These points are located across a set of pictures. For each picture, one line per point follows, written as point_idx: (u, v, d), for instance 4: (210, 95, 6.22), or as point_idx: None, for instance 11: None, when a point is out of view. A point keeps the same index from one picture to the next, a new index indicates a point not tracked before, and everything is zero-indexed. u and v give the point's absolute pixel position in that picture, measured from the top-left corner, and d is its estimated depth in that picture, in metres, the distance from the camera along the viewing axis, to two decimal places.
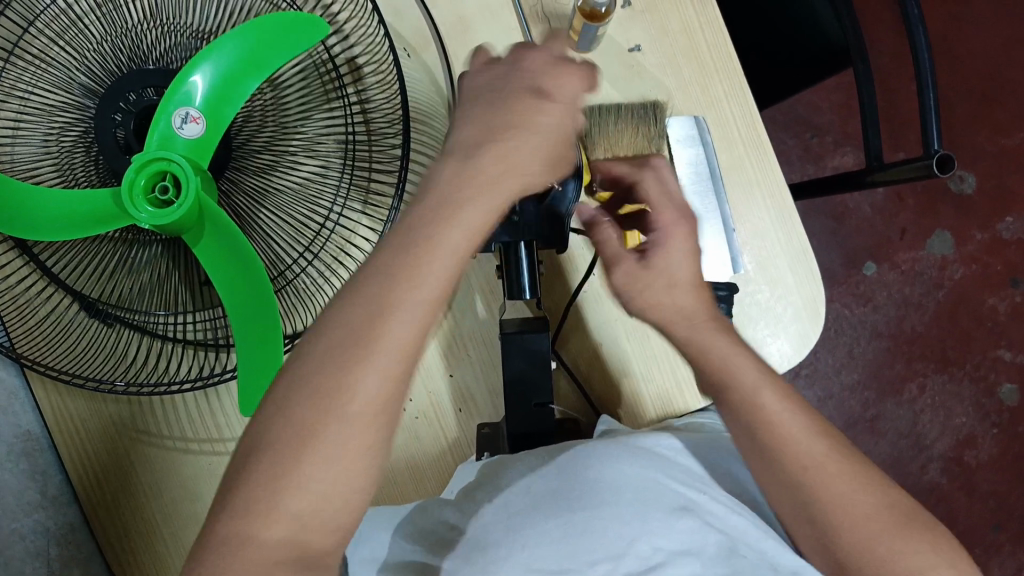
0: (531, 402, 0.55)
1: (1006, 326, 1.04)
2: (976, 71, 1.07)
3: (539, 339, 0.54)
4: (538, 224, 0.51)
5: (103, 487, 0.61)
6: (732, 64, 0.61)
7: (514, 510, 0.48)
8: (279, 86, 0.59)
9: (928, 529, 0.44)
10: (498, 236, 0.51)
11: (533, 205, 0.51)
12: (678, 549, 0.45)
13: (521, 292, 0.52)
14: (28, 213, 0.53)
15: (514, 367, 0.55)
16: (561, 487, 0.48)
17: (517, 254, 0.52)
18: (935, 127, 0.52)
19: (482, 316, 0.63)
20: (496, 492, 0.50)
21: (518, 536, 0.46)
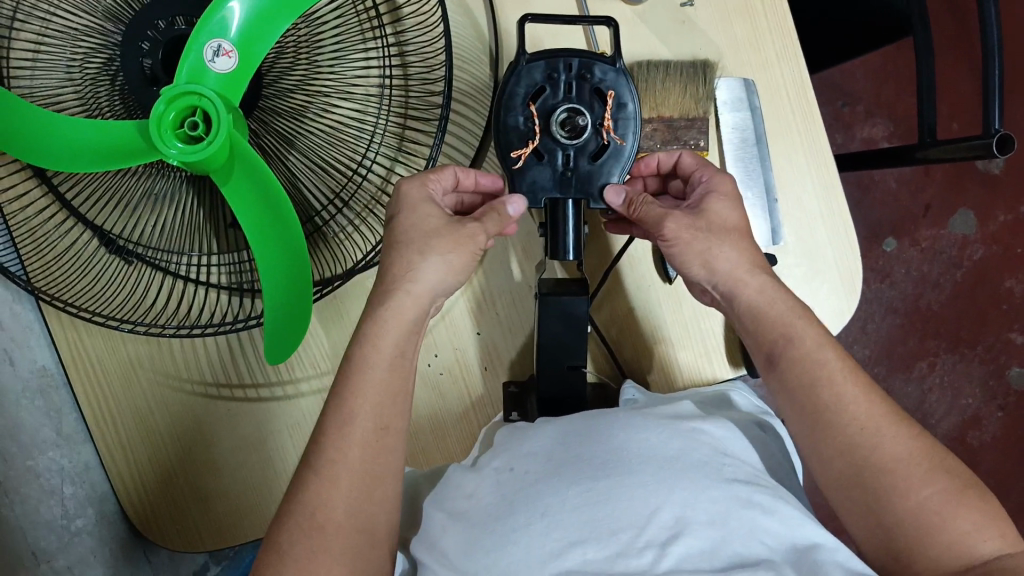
0: (564, 364, 0.55)
1: (1021, 310, 1.04)
2: (1016, 46, 1.04)
3: (577, 302, 0.53)
4: (590, 182, 0.50)
5: (120, 428, 0.60)
6: (787, 25, 0.59)
7: (535, 477, 0.47)
8: (314, 22, 0.55)
9: (935, 473, 0.42)
10: (547, 192, 0.50)
11: (588, 162, 0.50)
12: (702, 519, 0.44)
13: (564, 252, 0.50)
14: (51, 142, 0.51)
15: (549, 329, 0.54)
16: (583, 455, 0.47)
17: (563, 210, 0.50)
18: (997, 104, 0.51)
19: (516, 277, 0.61)
20: (514, 458, 0.50)
21: (537, 506, 0.45)
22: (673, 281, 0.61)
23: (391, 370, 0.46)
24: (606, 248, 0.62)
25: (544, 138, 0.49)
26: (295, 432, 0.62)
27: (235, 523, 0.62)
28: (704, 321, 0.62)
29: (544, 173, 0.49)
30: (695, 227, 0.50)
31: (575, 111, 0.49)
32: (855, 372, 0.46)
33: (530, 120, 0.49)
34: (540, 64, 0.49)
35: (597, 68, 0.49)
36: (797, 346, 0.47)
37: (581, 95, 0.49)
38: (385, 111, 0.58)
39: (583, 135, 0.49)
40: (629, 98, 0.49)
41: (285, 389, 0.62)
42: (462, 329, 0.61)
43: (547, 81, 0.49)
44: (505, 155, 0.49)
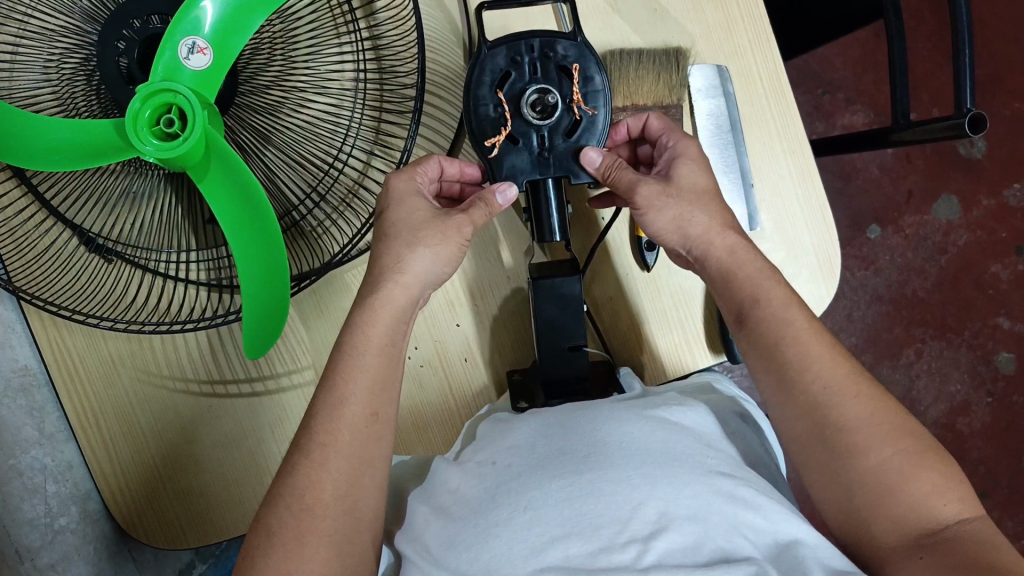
0: (564, 346, 0.55)
1: (1007, 295, 1.04)
2: (994, 33, 1.04)
3: (571, 282, 0.54)
4: (569, 160, 0.50)
5: (102, 425, 0.61)
6: (759, 13, 0.60)
7: (518, 471, 0.47)
8: (288, 17, 0.56)
9: (897, 434, 0.43)
10: (527, 175, 0.50)
11: (563, 139, 0.50)
12: (685, 513, 0.43)
13: (551, 234, 0.50)
14: (26, 143, 0.51)
15: (544, 311, 0.55)
16: (566, 448, 0.47)
17: (545, 193, 0.50)
18: (967, 85, 0.51)
19: (502, 262, 0.62)
20: (499, 452, 0.49)
21: (520, 499, 0.45)
22: (651, 269, 0.62)
23: (371, 356, 0.47)
24: (587, 236, 0.63)
25: (517, 122, 0.49)
26: (276, 426, 0.62)
27: (218, 519, 0.62)
28: (683, 309, 0.62)
29: (523, 157, 0.50)
30: (667, 193, 0.50)
31: (544, 90, 0.49)
32: (821, 343, 0.46)
33: (500, 106, 0.50)
34: (502, 50, 0.49)
35: (559, 46, 0.49)
36: (763, 308, 0.48)
37: (547, 73, 0.49)
38: (360, 105, 0.58)
39: (554, 113, 0.49)
40: (594, 69, 0.50)
41: (266, 385, 0.62)
42: (449, 317, 0.61)
43: (511, 65, 0.49)
44: (481, 144, 0.50)
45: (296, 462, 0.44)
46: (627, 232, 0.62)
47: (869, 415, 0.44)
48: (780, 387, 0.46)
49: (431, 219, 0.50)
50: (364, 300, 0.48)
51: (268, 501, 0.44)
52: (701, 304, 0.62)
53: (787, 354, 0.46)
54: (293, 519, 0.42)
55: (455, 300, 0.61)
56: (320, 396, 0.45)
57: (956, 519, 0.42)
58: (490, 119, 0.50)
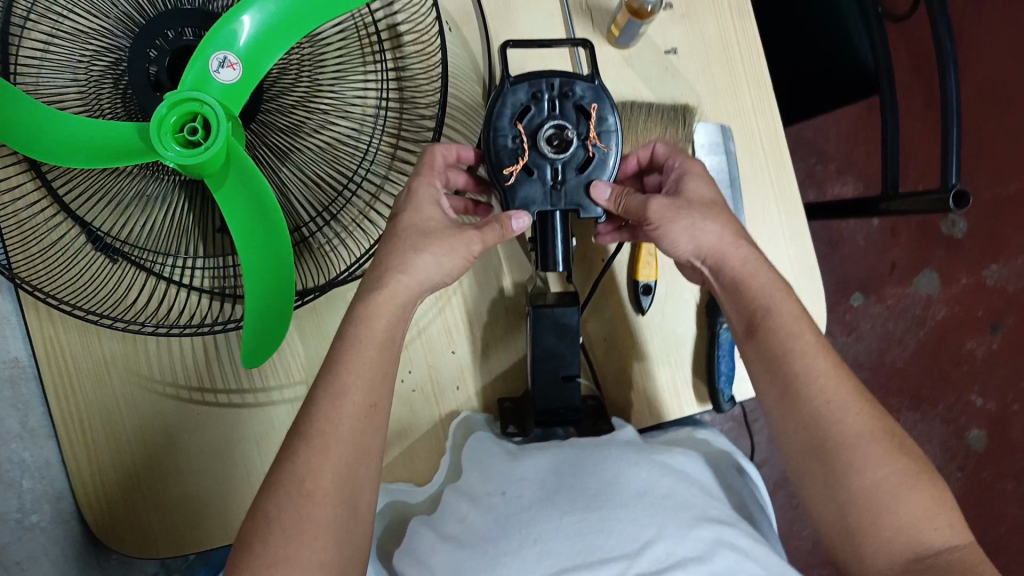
0: (559, 375, 0.56)
1: (981, 372, 1.07)
2: (981, 119, 1.09)
3: (569, 312, 0.55)
4: (580, 194, 0.52)
5: (87, 424, 0.61)
6: (763, 78, 0.62)
7: (529, 503, 0.47)
8: (318, 43, 0.58)
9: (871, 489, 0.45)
10: (538, 206, 0.52)
11: (575, 174, 0.52)
12: (690, 555, 0.44)
13: (555, 264, 0.53)
14: (49, 137, 0.52)
15: (544, 341, 0.56)
16: (577, 483, 0.48)
17: (552, 224, 0.52)
18: (954, 160, 0.54)
19: (504, 291, 0.63)
20: (508, 483, 0.50)
21: (529, 531, 0.45)
22: (645, 312, 0.63)
23: (375, 357, 0.48)
24: (588, 273, 0.64)
25: (533, 153, 0.51)
26: (262, 440, 0.62)
27: (194, 529, 0.61)
28: (675, 355, 0.64)
29: (536, 188, 0.51)
30: (675, 207, 0.52)
31: (561, 126, 0.51)
32: (822, 367, 0.49)
33: (518, 138, 0.51)
34: (524, 86, 0.51)
35: (578, 86, 0.51)
36: (775, 319, 0.51)
37: (563, 110, 0.51)
38: (379, 132, 0.60)
39: (569, 148, 0.51)
40: (607, 109, 0.51)
41: (256, 397, 0.62)
42: (446, 343, 0.62)
43: (531, 100, 0.51)
44: (498, 173, 0.51)
45: (288, 469, 0.45)
46: (627, 273, 0.64)
47: (851, 458, 0.46)
48: (777, 406, 0.49)
49: (439, 247, 0.51)
50: (366, 320, 0.49)
51: (263, 487, 0.45)
52: (691, 352, 0.64)
53: (781, 398, 0.49)
54: (294, 516, 0.44)
55: (454, 328, 0.62)
56: (317, 411, 0.46)
57: (947, 545, 0.45)
58: (508, 150, 0.51)
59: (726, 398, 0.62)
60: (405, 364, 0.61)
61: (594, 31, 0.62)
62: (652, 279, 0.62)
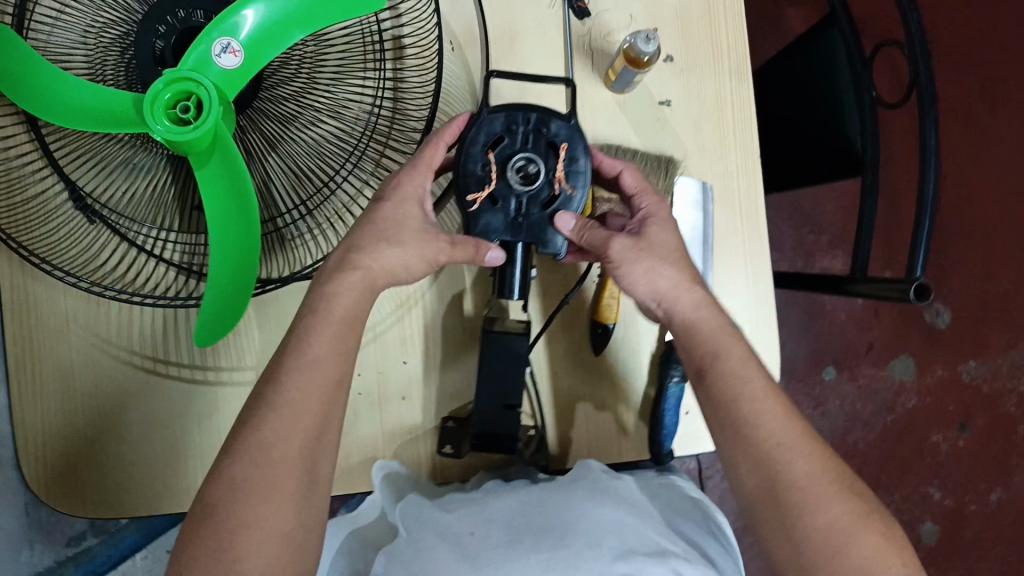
0: (500, 402, 0.57)
1: (943, 466, 1.06)
2: (981, 216, 1.09)
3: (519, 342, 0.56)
4: (541, 230, 0.53)
5: (36, 375, 0.61)
6: (752, 143, 0.63)
7: (495, 542, 0.49)
8: (323, 42, 0.59)
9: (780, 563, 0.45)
10: (499, 235, 0.53)
11: (539, 210, 0.53)
12: None
13: (509, 292, 0.53)
14: (43, 93, 0.53)
15: (493, 366, 0.57)
16: (542, 526, 0.50)
17: (512, 254, 0.53)
18: (922, 255, 0.54)
19: (464, 313, 0.64)
20: (474, 521, 0.51)
21: (498, 569, 0.47)
22: (600, 352, 0.64)
23: (318, 354, 0.49)
24: (549, 303, 0.65)
25: (500, 183, 0.52)
26: (204, 418, 0.63)
27: (123, 496, 0.62)
28: (622, 399, 0.64)
29: (498, 218, 0.52)
30: (633, 251, 0.53)
31: (530, 160, 0.53)
32: (772, 412, 0.49)
33: (487, 166, 0.53)
34: (500, 117, 0.53)
35: (552, 124, 0.53)
36: (723, 363, 0.51)
37: (536, 146, 0.53)
38: (368, 136, 0.61)
39: (535, 183, 0.52)
40: (580, 150, 0.53)
41: (207, 375, 0.63)
42: (400, 354, 0.63)
43: (506, 131, 0.53)
44: (463, 199, 0.52)
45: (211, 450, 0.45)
46: (587, 310, 0.64)
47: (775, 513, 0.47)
48: None
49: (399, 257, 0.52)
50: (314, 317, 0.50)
51: None
52: (638, 397, 0.65)
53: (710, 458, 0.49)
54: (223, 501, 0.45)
55: (411, 341, 0.63)
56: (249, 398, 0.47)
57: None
58: (479, 174, 0.53)
59: (666, 449, 0.63)
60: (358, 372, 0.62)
61: (592, 72, 0.63)
62: (613, 321, 0.63)
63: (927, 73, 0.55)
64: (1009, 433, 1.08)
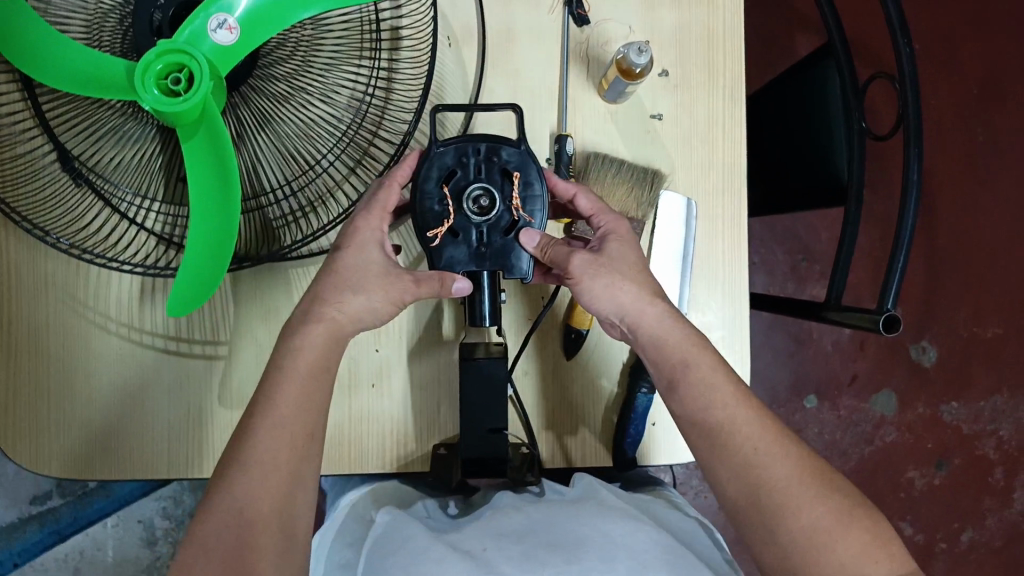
0: (483, 428, 0.57)
1: (918, 502, 1.06)
2: (976, 255, 1.09)
3: (492, 364, 0.57)
4: (504, 256, 0.54)
5: (11, 332, 0.62)
6: (741, 163, 0.63)
7: (508, 554, 0.49)
8: (321, 26, 0.60)
9: None
10: (463, 266, 0.54)
11: (500, 237, 0.54)
12: None
13: (480, 319, 0.55)
14: (38, 54, 0.54)
15: (473, 391, 0.57)
16: (556, 541, 0.49)
17: (480, 282, 0.54)
18: (893, 289, 0.55)
19: (443, 334, 0.64)
20: (487, 537, 0.51)
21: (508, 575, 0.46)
22: (572, 357, 0.64)
23: None
24: (526, 304, 0.65)
25: (459, 217, 0.54)
26: (172, 390, 0.63)
27: (87, 460, 0.62)
28: (590, 406, 0.64)
29: (461, 250, 0.54)
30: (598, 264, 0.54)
31: (486, 190, 0.54)
32: (744, 418, 0.50)
33: (444, 202, 0.54)
34: (451, 151, 0.54)
35: (503, 152, 0.54)
36: (688, 381, 0.51)
37: (489, 173, 0.54)
38: (357, 124, 0.62)
39: (493, 211, 0.54)
40: (533, 181, 0.55)
41: (180, 347, 0.63)
42: (376, 365, 0.63)
43: (457, 164, 0.54)
44: (424, 235, 0.54)
45: None
46: (563, 315, 0.64)
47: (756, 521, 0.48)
48: None
49: None
50: None
51: None
52: (605, 403, 0.65)
53: None
54: None
55: (388, 352, 0.63)
56: None
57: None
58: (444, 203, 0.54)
59: (629, 454, 0.63)
60: (339, 399, 0.62)
61: (586, 79, 0.63)
62: (586, 328, 0.63)
63: (915, 112, 0.55)
64: (986, 476, 1.07)
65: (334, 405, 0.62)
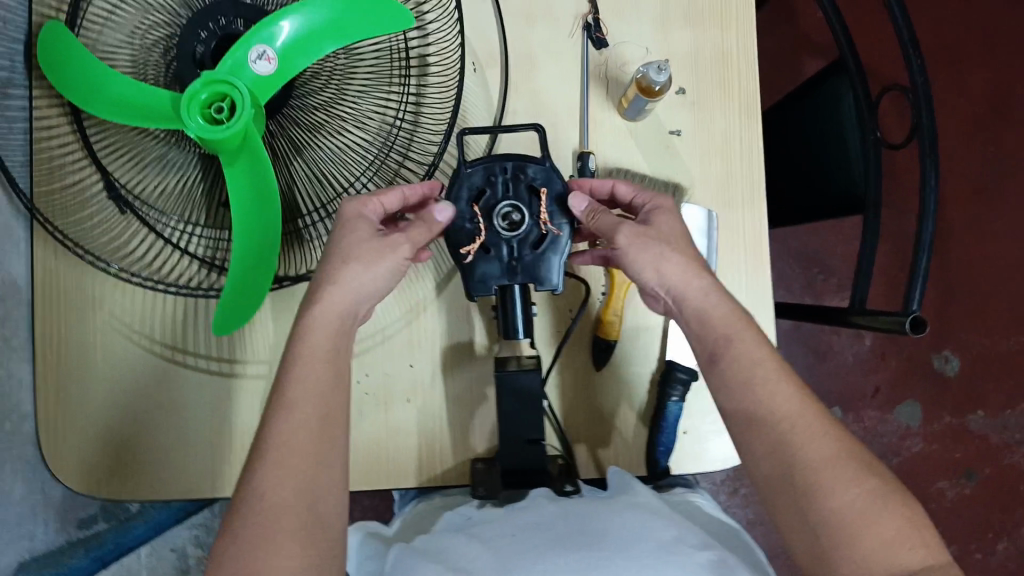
0: (523, 439, 0.60)
1: (947, 514, 1.05)
2: (994, 266, 1.09)
3: (528, 377, 0.59)
4: (535, 269, 0.56)
5: (60, 355, 0.64)
6: (758, 175, 0.65)
7: (538, 541, 0.50)
8: (353, 56, 0.63)
9: None
10: (497, 281, 0.56)
11: (530, 251, 0.56)
12: None
13: (514, 332, 0.57)
14: (90, 88, 0.57)
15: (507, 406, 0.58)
16: (582, 531, 0.50)
17: (512, 297, 0.57)
18: (918, 291, 0.56)
19: (477, 346, 0.65)
20: (517, 524, 0.52)
21: (538, 561, 0.47)
22: (601, 369, 0.66)
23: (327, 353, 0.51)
24: (555, 318, 0.66)
25: (490, 234, 0.56)
26: (214, 408, 0.66)
27: (133, 478, 0.64)
28: (621, 418, 0.66)
29: (494, 265, 0.56)
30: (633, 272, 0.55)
31: (516, 207, 0.56)
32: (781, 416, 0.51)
33: (474, 220, 0.56)
34: (478, 170, 0.56)
35: (530, 169, 0.56)
36: (719, 386, 0.52)
37: (516, 192, 0.56)
38: (388, 148, 0.64)
39: (521, 227, 0.56)
40: (560, 192, 0.56)
41: (221, 366, 0.66)
42: (409, 373, 0.65)
43: (486, 183, 0.56)
44: (457, 253, 0.56)
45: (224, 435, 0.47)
46: (591, 329, 0.66)
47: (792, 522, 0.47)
48: None
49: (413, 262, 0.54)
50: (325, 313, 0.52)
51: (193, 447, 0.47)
52: (637, 414, 0.66)
53: None
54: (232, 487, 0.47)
55: (420, 361, 0.65)
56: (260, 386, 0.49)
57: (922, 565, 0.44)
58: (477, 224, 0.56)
59: (661, 466, 0.64)
60: (370, 404, 0.64)
61: (605, 101, 0.66)
62: (613, 340, 0.65)
63: (928, 118, 0.58)
64: (1016, 486, 1.06)
65: (366, 409, 0.64)
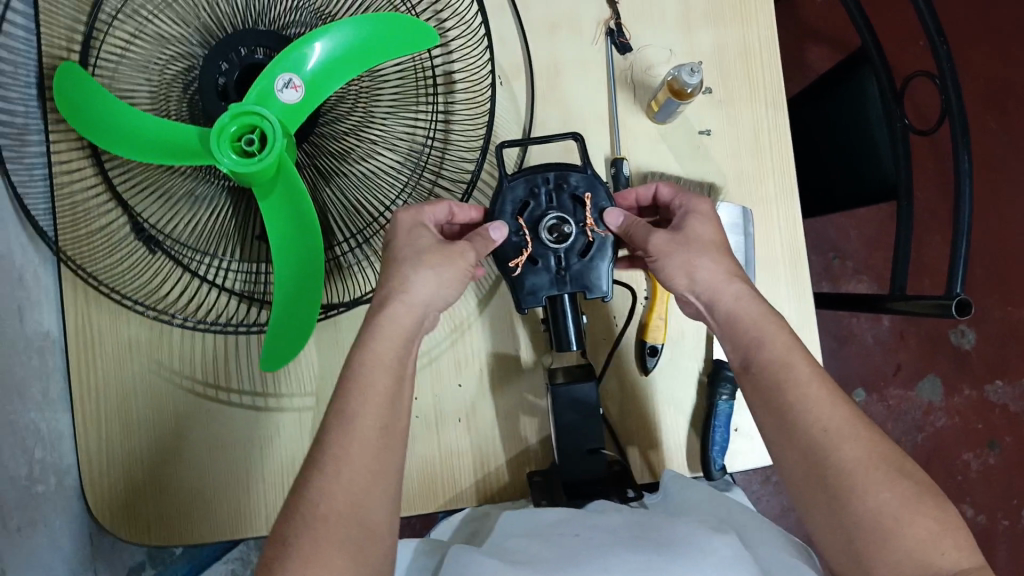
0: (583, 448, 0.60)
1: (974, 484, 1.07)
2: (1001, 238, 1.12)
3: (584, 387, 0.59)
4: (584, 277, 0.56)
5: (103, 404, 0.63)
6: (790, 168, 0.65)
7: (600, 542, 0.49)
8: (378, 78, 0.62)
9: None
10: (547, 291, 0.56)
11: (578, 259, 0.56)
12: None
13: (569, 343, 0.57)
14: (114, 129, 0.56)
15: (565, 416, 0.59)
16: (645, 535, 0.49)
17: (562, 309, 0.57)
18: (960, 273, 0.57)
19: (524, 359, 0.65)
20: (581, 526, 0.52)
21: (601, 561, 0.46)
22: (649, 372, 0.66)
23: (394, 380, 0.50)
24: (601, 327, 0.67)
25: (536, 245, 0.56)
26: (264, 445, 0.64)
27: (186, 522, 0.63)
28: (672, 420, 0.66)
29: (543, 276, 0.56)
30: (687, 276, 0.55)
31: (563, 219, 0.56)
32: None
33: (520, 233, 0.56)
34: (520, 182, 0.56)
35: (572, 177, 0.56)
36: None
37: (560, 203, 0.56)
38: (420, 167, 0.63)
39: (568, 237, 0.55)
40: (602, 198, 0.56)
41: (267, 402, 0.65)
42: (458, 392, 0.64)
43: (529, 195, 0.57)
44: (505, 265, 0.56)
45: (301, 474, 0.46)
46: (637, 334, 0.66)
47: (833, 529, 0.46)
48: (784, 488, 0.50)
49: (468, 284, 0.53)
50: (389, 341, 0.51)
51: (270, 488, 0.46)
52: (690, 415, 0.66)
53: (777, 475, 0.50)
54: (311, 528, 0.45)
55: (469, 379, 0.65)
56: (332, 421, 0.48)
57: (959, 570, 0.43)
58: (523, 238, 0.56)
59: (716, 466, 0.64)
60: (422, 423, 0.64)
61: (634, 103, 0.66)
62: (659, 343, 0.65)
63: (958, 105, 0.58)
64: None
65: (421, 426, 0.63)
